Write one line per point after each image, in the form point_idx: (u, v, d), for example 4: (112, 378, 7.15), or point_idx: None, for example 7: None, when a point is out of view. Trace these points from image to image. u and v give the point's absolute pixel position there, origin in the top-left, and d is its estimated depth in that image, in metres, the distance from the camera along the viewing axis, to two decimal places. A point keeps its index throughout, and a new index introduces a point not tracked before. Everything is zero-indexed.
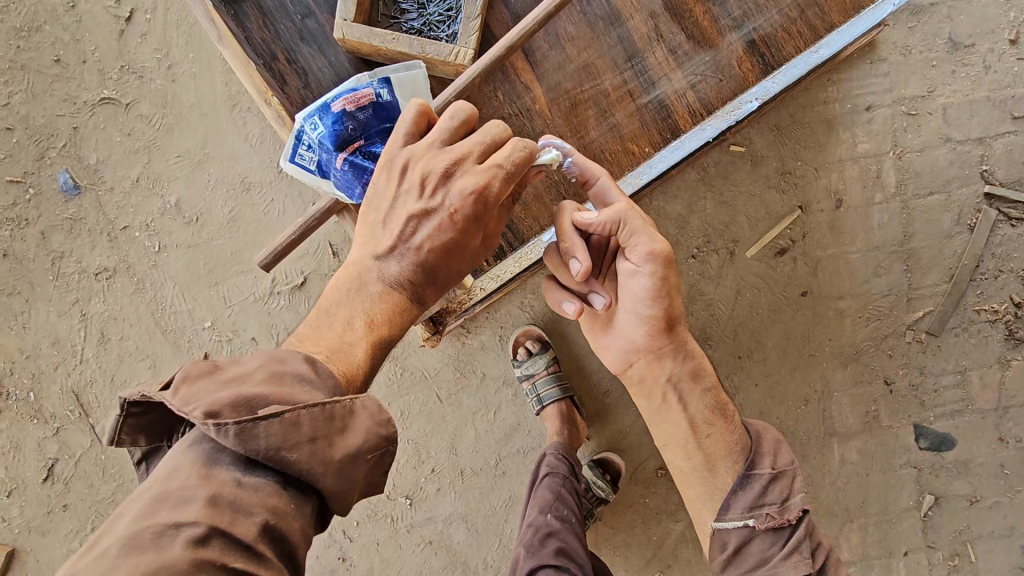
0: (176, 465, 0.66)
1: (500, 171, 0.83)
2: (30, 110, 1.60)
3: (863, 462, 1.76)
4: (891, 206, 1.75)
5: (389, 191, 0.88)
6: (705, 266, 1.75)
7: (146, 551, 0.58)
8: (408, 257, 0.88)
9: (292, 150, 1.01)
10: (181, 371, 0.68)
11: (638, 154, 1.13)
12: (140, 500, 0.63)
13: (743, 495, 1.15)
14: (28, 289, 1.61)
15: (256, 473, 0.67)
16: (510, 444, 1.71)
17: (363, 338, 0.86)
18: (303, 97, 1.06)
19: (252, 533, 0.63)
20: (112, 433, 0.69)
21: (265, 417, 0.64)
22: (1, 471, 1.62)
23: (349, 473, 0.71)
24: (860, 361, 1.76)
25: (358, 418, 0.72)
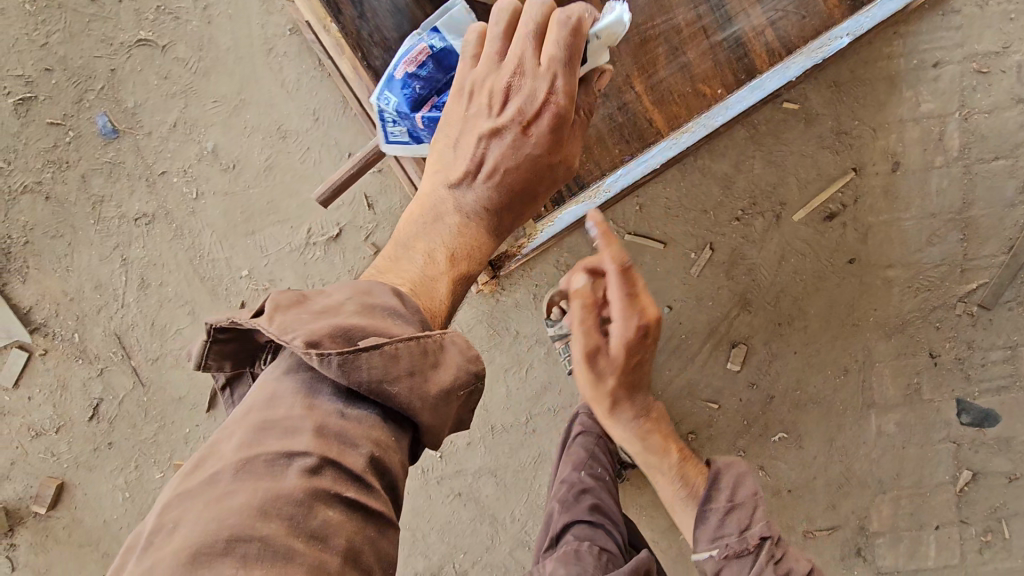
0: (275, 393, 0.65)
1: (559, 63, 0.81)
2: (67, 51, 1.58)
3: (901, 434, 1.72)
4: (952, 170, 1.66)
5: (458, 115, 0.87)
6: (748, 230, 1.69)
7: (261, 479, 0.58)
8: (487, 179, 0.86)
9: (384, 133, 0.99)
10: (271, 301, 0.67)
11: (712, 96, 1.06)
12: (243, 426, 0.63)
13: (703, 528, 1.20)
14: (71, 233, 1.62)
15: (358, 405, 0.66)
16: (542, 402, 1.71)
17: (445, 274, 0.84)
18: (358, 27, 1.02)
19: (360, 464, 0.62)
20: (199, 356, 0.69)
21: (367, 348, 0.63)
22: (50, 408, 1.68)
23: (444, 409, 0.70)
24: (906, 332, 1.70)
25: (449, 353, 0.70)
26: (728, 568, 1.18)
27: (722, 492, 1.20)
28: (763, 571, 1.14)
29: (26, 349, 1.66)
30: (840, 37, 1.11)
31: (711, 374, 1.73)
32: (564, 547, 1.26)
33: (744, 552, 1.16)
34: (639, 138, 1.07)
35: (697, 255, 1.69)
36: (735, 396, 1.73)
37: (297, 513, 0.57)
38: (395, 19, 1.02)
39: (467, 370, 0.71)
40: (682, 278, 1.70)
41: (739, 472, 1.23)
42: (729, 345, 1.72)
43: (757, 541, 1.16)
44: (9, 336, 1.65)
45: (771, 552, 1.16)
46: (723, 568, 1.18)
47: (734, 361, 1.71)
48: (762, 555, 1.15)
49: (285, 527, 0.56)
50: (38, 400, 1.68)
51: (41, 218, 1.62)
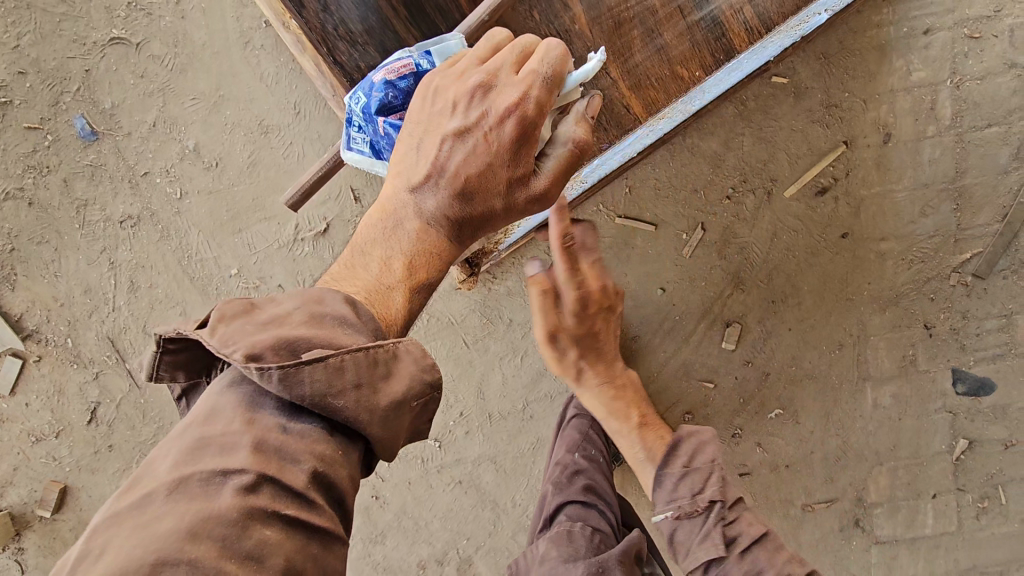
0: (216, 407, 0.65)
1: (537, 77, 0.79)
2: (40, 52, 1.54)
3: (897, 406, 1.73)
4: (944, 140, 1.63)
5: (422, 116, 0.84)
6: (740, 207, 1.67)
7: (194, 499, 0.58)
8: (443, 185, 0.83)
9: (346, 137, 0.96)
10: (217, 310, 0.67)
11: (689, 78, 1.04)
12: (183, 441, 0.62)
13: None
14: (57, 238, 1.61)
15: (300, 418, 0.66)
16: (538, 388, 1.72)
17: (401, 283, 0.83)
18: (322, 21, 1.00)
19: (300, 481, 0.62)
20: (150, 368, 0.68)
21: (309, 361, 0.62)
22: (49, 413, 1.68)
23: (395, 422, 0.69)
24: (900, 305, 1.69)
25: (403, 363, 0.70)
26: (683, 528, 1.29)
27: (679, 458, 1.32)
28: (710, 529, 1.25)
29: (20, 356, 1.66)
30: (819, 12, 1.14)
31: (706, 354, 1.73)
32: (558, 525, 1.27)
33: (701, 510, 1.27)
34: (618, 124, 1.05)
35: (689, 236, 1.68)
36: (730, 374, 1.74)
37: (231, 533, 0.57)
38: (361, 11, 1.00)
39: (426, 377, 0.71)
40: (674, 260, 1.69)
41: (703, 440, 1.34)
42: (723, 324, 1.71)
43: (708, 502, 1.26)
44: (3, 343, 1.65)
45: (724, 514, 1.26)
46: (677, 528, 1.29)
47: (728, 341, 1.71)
48: (713, 515, 1.26)
49: (215, 548, 0.55)
50: (35, 406, 1.68)
51: (25, 224, 1.61)
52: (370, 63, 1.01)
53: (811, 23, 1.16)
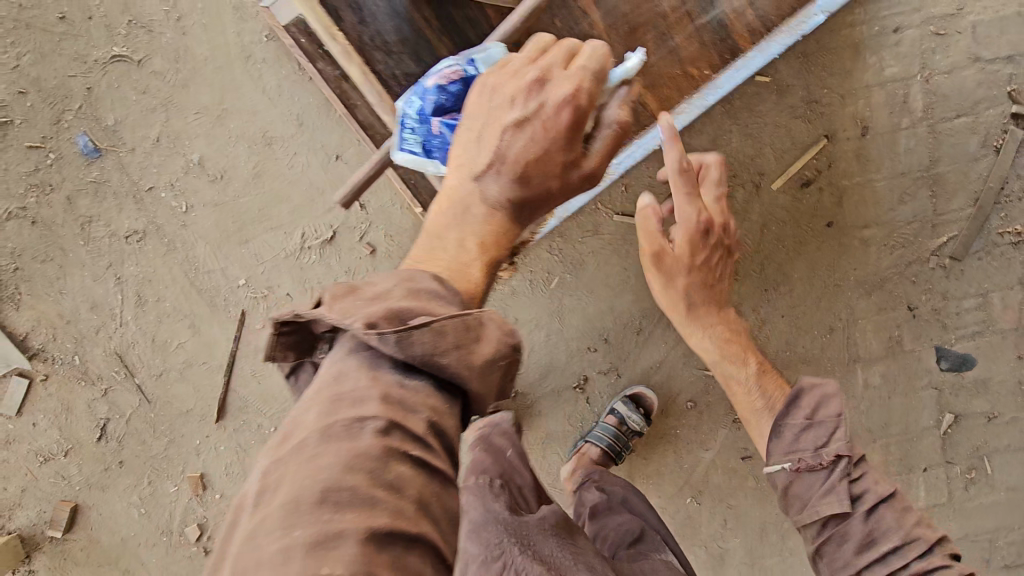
0: (341, 370, 0.69)
1: (588, 72, 0.82)
2: (40, 72, 1.56)
3: (886, 385, 1.81)
4: (918, 131, 1.73)
5: (482, 109, 0.86)
6: (730, 202, 1.75)
7: (340, 440, 0.61)
8: (506, 172, 0.83)
9: (400, 138, 1.01)
10: (329, 292, 0.72)
11: (699, 76, 1.17)
12: (318, 399, 0.66)
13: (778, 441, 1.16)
14: (61, 256, 1.61)
15: (414, 376, 0.69)
16: (545, 384, 1.77)
17: (479, 260, 0.83)
18: (359, 33, 1.06)
19: (422, 427, 0.66)
20: (268, 347, 0.71)
21: (418, 326, 0.67)
22: (56, 432, 1.68)
23: (489, 377, 0.72)
24: (885, 288, 1.78)
25: (489, 329, 0.72)
26: (808, 481, 1.12)
27: (801, 410, 1.14)
28: (835, 485, 1.09)
29: (25, 376, 1.66)
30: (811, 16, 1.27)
31: None
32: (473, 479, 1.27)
33: (821, 467, 1.11)
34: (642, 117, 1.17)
35: None
36: None
37: (377, 466, 0.60)
38: (395, 23, 1.06)
39: (510, 339, 0.73)
40: None
41: (826, 393, 1.14)
42: None
43: (835, 458, 1.10)
44: (8, 363, 1.64)
45: (849, 470, 1.10)
46: (796, 482, 1.13)
47: None
48: (838, 470, 1.09)
49: (366, 479, 0.59)
50: (42, 425, 1.68)
51: (28, 242, 1.61)
52: (406, 71, 1.09)
53: (806, 23, 1.28)
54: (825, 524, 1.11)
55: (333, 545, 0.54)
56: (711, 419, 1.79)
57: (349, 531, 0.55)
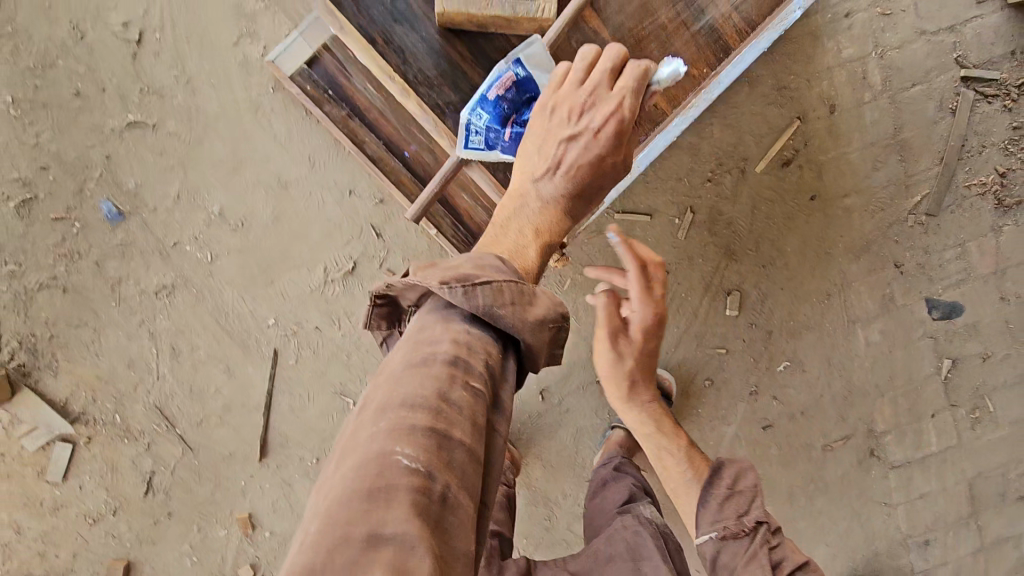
0: (419, 322, 0.76)
1: (628, 89, 0.95)
2: (60, 146, 1.64)
3: (886, 341, 1.94)
4: (880, 103, 1.88)
5: (541, 127, 0.97)
6: (719, 187, 1.88)
7: (416, 368, 0.68)
8: (562, 175, 0.94)
9: (464, 138, 1.12)
10: (411, 265, 0.78)
11: (699, 76, 1.20)
12: (401, 344, 0.74)
13: (707, 511, 1.26)
14: (94, 318, 1.67)
15: (478, 328, 0.75)
16: (571, 381, 1.86)
17: (533, 242, 0.92)
18: (405, 72, 1.15)
19: (482, 366, 0.71)
20: (365, 317, 0.80)
21: (481, 284, 0.73)
22: (103, 492, 1.70)
23: (537, 337, 0.77)
24: (871, 250, 1.91)
25: (541, 297, 0.78)
26: (730, 550, 1.21)
27: (723, 480, 1.29)
28: (756, 551, 1.19)
29: (69, 441, 1.68)
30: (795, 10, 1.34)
31: (714, 323, 1.91)
32: None
33: (744, 534, 1.21)
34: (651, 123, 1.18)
35: (681, 220, 1.88)
36: (738, 337, 1.92)
37: (444, 386, 0.66)
38: (433, 60, 1.15)
39: (560, 308, 0.79)
40: (672, 243, 1.89)
41: (741, 468, 1.31)
42: (724, 294, 1.90)
43: (755, 525, 1.22)
44: (51, 430, 1.67)
45: (768, 539, 1.21)
46: (722, 550, 1.21)
47: (731, 307, 1.90)
48: (757, 538, 1.20)
49: (435, 392, 0.65)
50: (89, 487, 1.70)
51: (61, 309, 1.66)
52: (448, 100, 1.16)
53: (788, 20, 1.34)
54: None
55: (406, 436, 0.61)
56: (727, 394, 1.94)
57: (418, 425, 0.62)
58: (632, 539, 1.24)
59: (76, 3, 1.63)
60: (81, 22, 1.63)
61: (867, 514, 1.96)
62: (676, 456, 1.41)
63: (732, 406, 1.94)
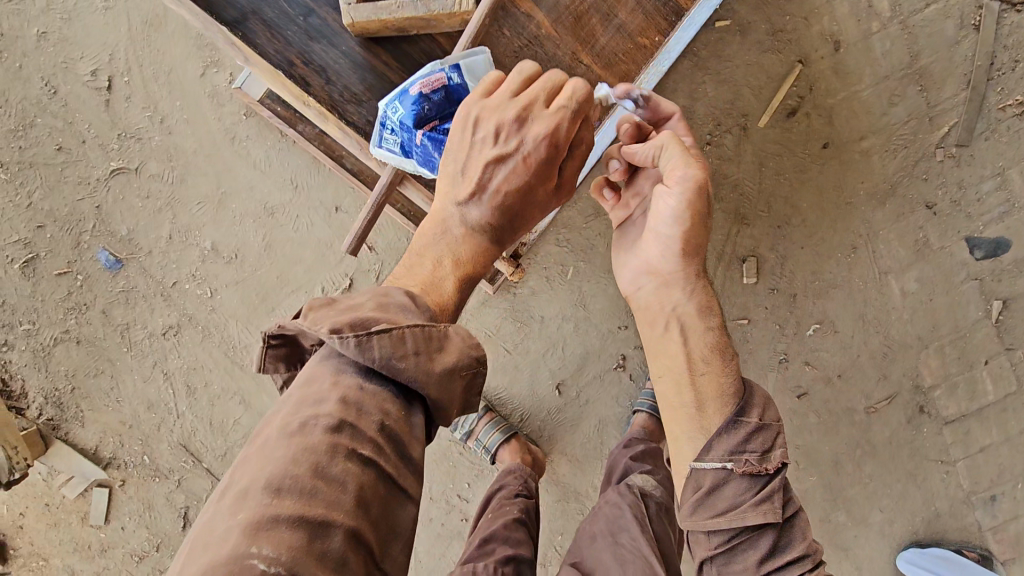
0: (312, 373, 0.75)
1: (567, 111, 0.87)
2: (53, 203, 1.67)
3: (924, 289, 1.79)
4: (890, 31, 1.71)
5: (463, 143, 0.91)
6: (721, 149, 1.75)
7: (294, 436, 0.68)
8: (487, 201, 0.91)
9: (379, 136, 1.05)
10: (308, 304, 0.76)
11: (651, 45, 1.11)
12: (289, 399, 0.73)
13: (723, 437, 0.96)
14: (110, 366, 1.71)
15: (376, 381, 0.74)
16: (585, 373, 1.79)
17: (452, 273, 0.90)
18: (328, 92, 1.09)
19: (373, 429, 0.71)
20: (260, 362, 0.77)
21: (376, 332, 0.71)
22: (144, 530, 1.75)
23: (449, 385, 0.76)
24: (897, 194, 1.76)
25: (453, 341, 0.76)
26: (731, 480, 0.94)
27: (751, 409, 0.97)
28: (770, 495, 0.94)
29: (105, 485, 1.74)
30: None
31: (732, 294, 1.80)
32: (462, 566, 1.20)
33: (757, 468, 0.94)
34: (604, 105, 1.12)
35: None
36: (760, 305, 1.81)
37: (324, 460, 0.67)
38: (359, 73, 1.10)
39: (473, 351, 0.77)
40: None
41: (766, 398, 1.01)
42: (739, 262, 1.79)
43: (775, 466, 0.94)
44: (86, 478, 1.72)
45: (779, 487, 0.95)
46: (728, 485, 0.94)
47: (749, 275, 1.79)
48: (776, 477, 0.95)
49: (309, 470, 0.66)
50: (131, 527, 1.75)
51: (79, 361, 1.70)
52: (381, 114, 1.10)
53: None
54: (739, 534, 0.94)
55: (268, 533, 0.62)
56: (756, 366, 1.83)
57: (283, 516, 0.63)
58: (613, 513, 1.27)
59: (44, 60, 1.63)
60: (51, 78, 1.64)
61: (922, 474, 1.83)
62: (719, 393, 0.99)
63: (762, 377, 1.83)
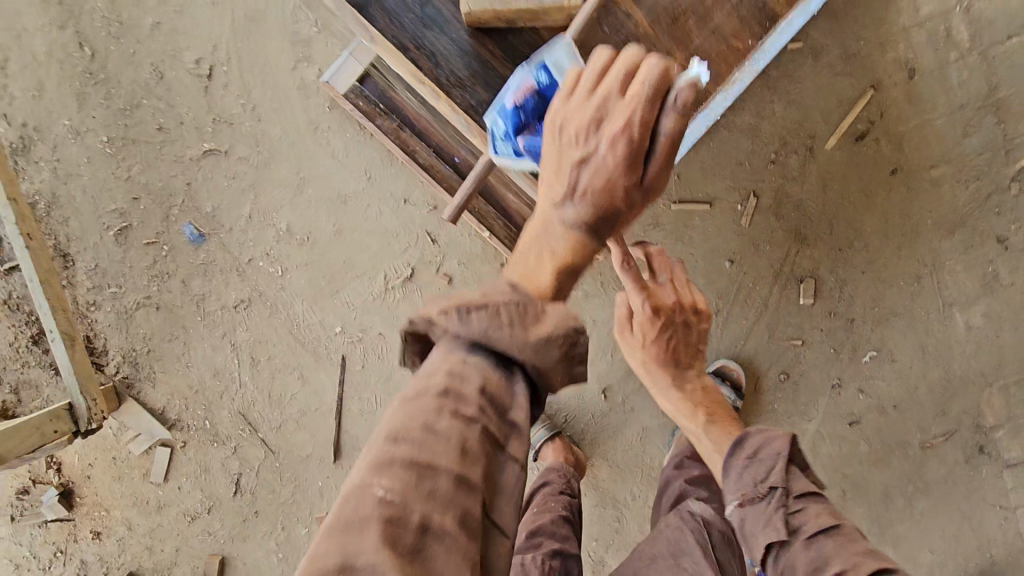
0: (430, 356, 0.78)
1: (639, 101, 0.83)
2: (148, 177, 1.81)
3: (991, 325, 1.74)
4: (969, 61, 1.69)
5: (552, 151, 0.91)
6: (786, 169, 1.76)
7: (414, 400, 0.72)
8: (582, 200, 0.89)
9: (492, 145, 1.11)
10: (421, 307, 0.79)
11: (744, 48, 1.14)
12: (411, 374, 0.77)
13: (729, 478, 1.10)
14: (184, 332, 1.82)
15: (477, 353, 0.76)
16: (633, 380, 1.80)
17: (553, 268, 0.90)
18: (437, 76, 1.17)
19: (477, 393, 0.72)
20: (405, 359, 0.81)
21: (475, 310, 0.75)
22: (199, 492, 1.85)
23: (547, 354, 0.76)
24: (967, 225, 1.72)
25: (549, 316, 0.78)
26: (747, 517, 1.05)
27: (744, 449, 1.11)
28: (774, 517, 1.02)
29: (168, 445, 1.84)
30: None
31: (787, 314, 1.79)
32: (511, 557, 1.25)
33: (757, 499, 1.04)
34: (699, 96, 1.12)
35: (743, 206, 1.77)
36: (816, 328, 1.79)
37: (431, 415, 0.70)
38: (465, 60, 1.17)
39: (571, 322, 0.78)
40: (735, 231, 1.78)
41: (770, 435, 1.10)
42: (797, 282, 1.78)
43: (769, 489, 1.03)
44: (152, 436, 1.83)
45: (785, 504, 1.02)
46: (745, 518, 1.06)
47: (805, 296, 1.77)
48: (777, 502, 1.02)
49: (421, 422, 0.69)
50: (187, 487, 1.85)
51: (156, 325, 1.83)
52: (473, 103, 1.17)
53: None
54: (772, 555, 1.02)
55: (385, 469, 0.66)
56: (808, 389, 1.80)
57: (398, 459, 0.66)
58: (676, 536, 1.25)
59: (155, 47, 1.79)
60: (160, 64, 1.79)
61: (978, 517, 1.76)
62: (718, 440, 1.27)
63: (814, 401, 1.80)
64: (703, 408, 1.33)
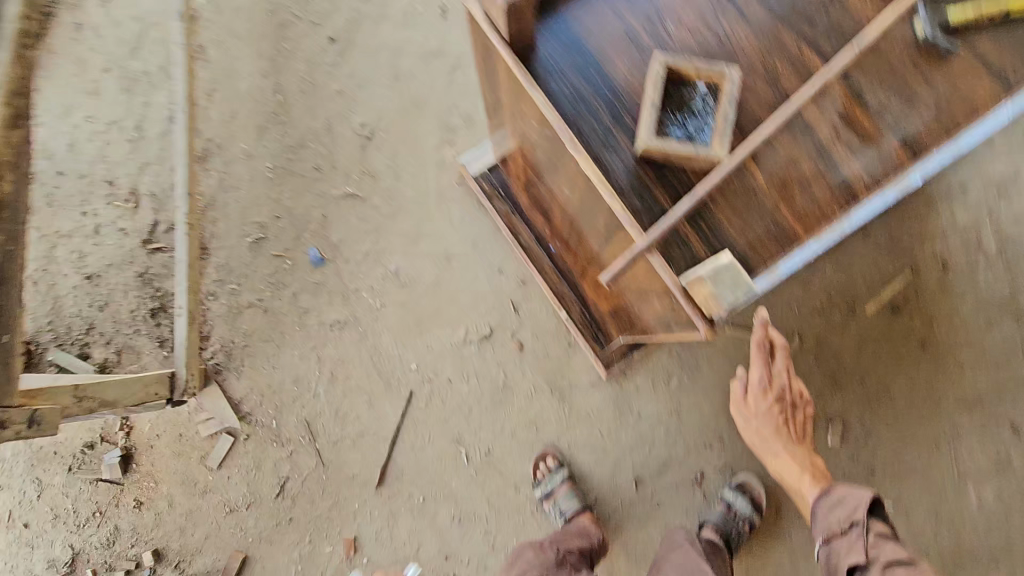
0: None
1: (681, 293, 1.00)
2: (293, 203, 2.15)
3: (1000, 504, 1.89)
4: (996, 268, 1.99)
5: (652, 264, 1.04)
6: (829, 321, 2.01)
7: None
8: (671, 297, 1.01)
9: None
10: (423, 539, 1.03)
11: (834, 207, 1.15)
12: None
13: (819, 520, 1.49)
14: (280, 337, 2.06)
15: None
16: (664, 476, 1.95)
17: None
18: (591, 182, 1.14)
19: None
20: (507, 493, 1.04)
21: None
22: (244, 486, 1.98)
23: None
24: (986, 407, 1.93)
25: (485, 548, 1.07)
26: (833, 549, 1.39)
27: (830, 498, 1.49)
28: (852, 544, 1.35)
29: (232, 434, 2.00)
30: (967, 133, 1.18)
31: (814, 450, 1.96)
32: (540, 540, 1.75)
33: (841, 534, 1.40)
34: (789, 238, 1.14)
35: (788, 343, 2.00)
36: (839, 469, 1.95)
37: None
38: (624, 177, 1.13)
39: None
40: None
41: (852, 492, 1.45)
42: (826, 422, 1.97)
43: (852, 525, 1.39)
44: (223, 424, 1.99)
45: (865, 536, 1.34)
46: (831, 551, 1.40)
47: (832, 436, 1.96)
48: (856, 534, 1.36)
49: None
50: (235, 479, 1.99)
51: (259, 326, 2.07)
52: None
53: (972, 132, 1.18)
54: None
55: None
56: None
57: None
58: None
59: (332, 107, 2.21)
60: (332, 120, 2.20)
61: None
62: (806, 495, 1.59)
63: None
64: (807, 473, 1.61)
